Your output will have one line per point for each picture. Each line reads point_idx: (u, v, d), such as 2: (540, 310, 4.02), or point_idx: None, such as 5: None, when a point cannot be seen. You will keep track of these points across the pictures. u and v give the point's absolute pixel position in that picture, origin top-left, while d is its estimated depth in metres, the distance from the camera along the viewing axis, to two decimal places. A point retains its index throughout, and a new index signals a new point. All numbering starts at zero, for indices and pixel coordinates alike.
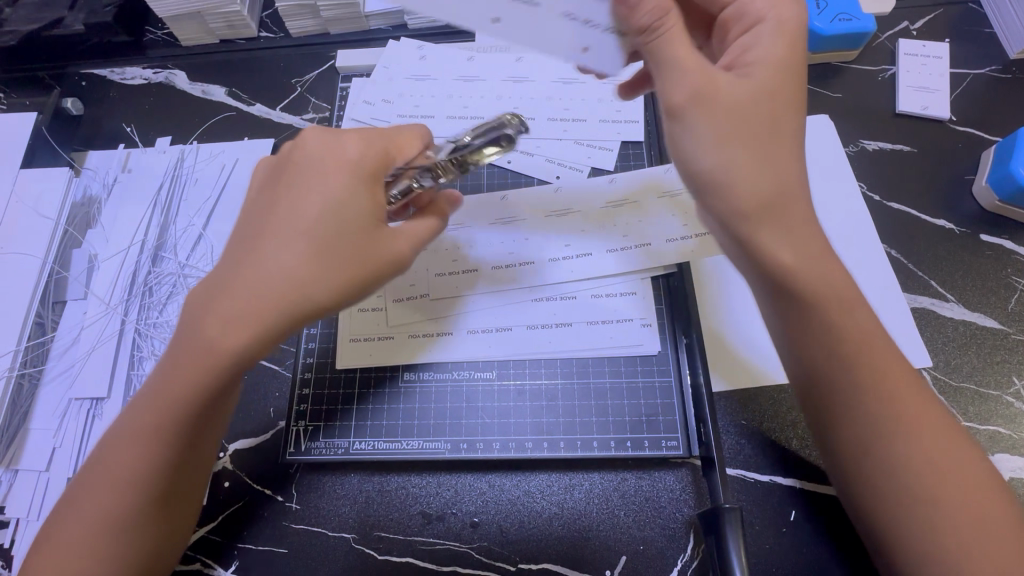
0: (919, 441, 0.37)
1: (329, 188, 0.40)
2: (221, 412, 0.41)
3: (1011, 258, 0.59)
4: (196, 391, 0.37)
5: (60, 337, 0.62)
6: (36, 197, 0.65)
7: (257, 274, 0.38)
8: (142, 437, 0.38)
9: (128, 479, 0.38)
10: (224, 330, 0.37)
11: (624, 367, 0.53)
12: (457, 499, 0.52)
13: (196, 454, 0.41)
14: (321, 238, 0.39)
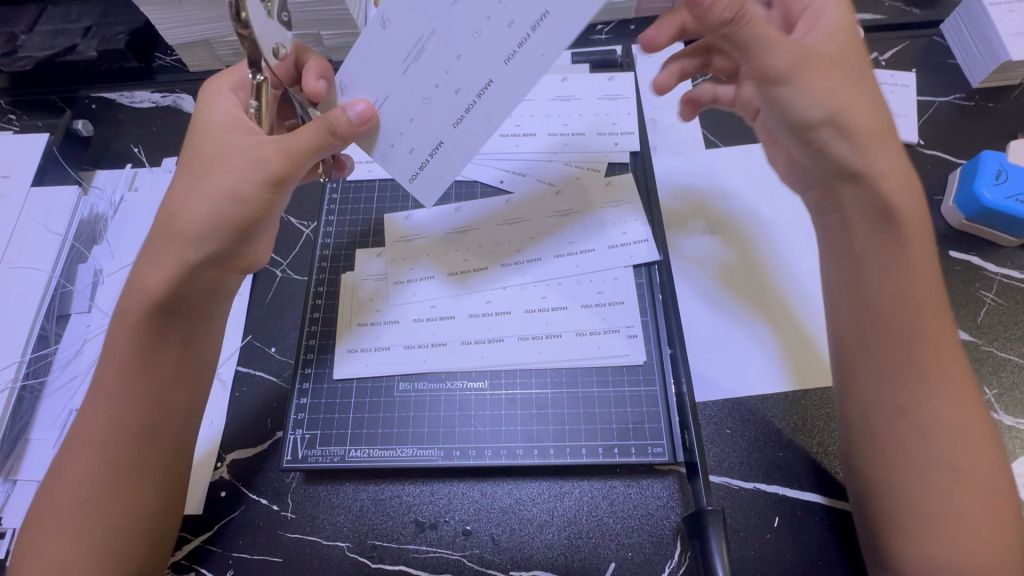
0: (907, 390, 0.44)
1: (230, 116, 0.50)
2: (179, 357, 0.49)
3: (979, 274, 0.62)
4: (143, 332, 0.47)
5: (63, 350, 0.63)
6: (45, 214, 0.67)
7: (176, 194, 0.48)
8: (115, 393, 0.47)
9: (100, 438, 0.46)
10: (148, 253, 0.48)
11: (612, 376, 0.55)
12: (450, 507, 0.53)
13: (168, 398, 0.48)
14: (209, 164, 0.47)
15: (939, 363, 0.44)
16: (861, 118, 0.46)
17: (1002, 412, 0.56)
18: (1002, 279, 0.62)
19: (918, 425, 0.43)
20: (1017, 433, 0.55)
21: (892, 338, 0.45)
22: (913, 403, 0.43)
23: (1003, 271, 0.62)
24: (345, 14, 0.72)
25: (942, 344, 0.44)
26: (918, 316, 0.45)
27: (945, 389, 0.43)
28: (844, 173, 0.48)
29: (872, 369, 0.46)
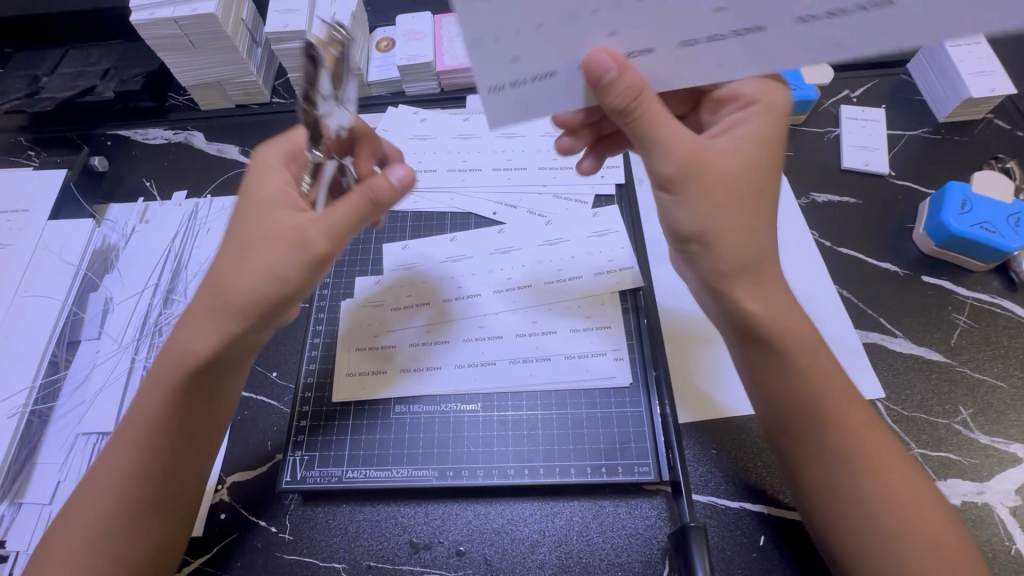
0: (838, 440, 0.45)
1: (278, 191, 0.50)
2: (199, 409, 0.51)
3: (951, 297, 0.65)
4: (163, 393, 0.49)
5: (72, 375, 0.65)
6: (60, 245, 0.71)
7: (224, 266, 0.49)
8: (134, 439, 0.49)
9: (120, 477, 0.48)
10: (189, 324, 0.49)
11: (599, 398, 0.57)
12: (443, 527, 0.54)
13: (192, 443, 0.51)
14: (256, 233, 0.48)
15: (862, 439, 0.45)
16: (725, 253, 0.45)
17: (977, 430, 0.58)
18: (974, 302, 0.65)
19: (855, 505, 0.44)
20: (993, 451, 0.57)
21: (815, 432, 0.46)
22: (841, 484, 0.45)
23: (974, 295, 0.65)
24: (348, 58, 0.78)
25: (862, 421, 0.46)
26: (834, 407, 0.46)
27: (874, 464, 0.45)
28: (741, 329, 0.48)
29: (800, 462, 0.47)
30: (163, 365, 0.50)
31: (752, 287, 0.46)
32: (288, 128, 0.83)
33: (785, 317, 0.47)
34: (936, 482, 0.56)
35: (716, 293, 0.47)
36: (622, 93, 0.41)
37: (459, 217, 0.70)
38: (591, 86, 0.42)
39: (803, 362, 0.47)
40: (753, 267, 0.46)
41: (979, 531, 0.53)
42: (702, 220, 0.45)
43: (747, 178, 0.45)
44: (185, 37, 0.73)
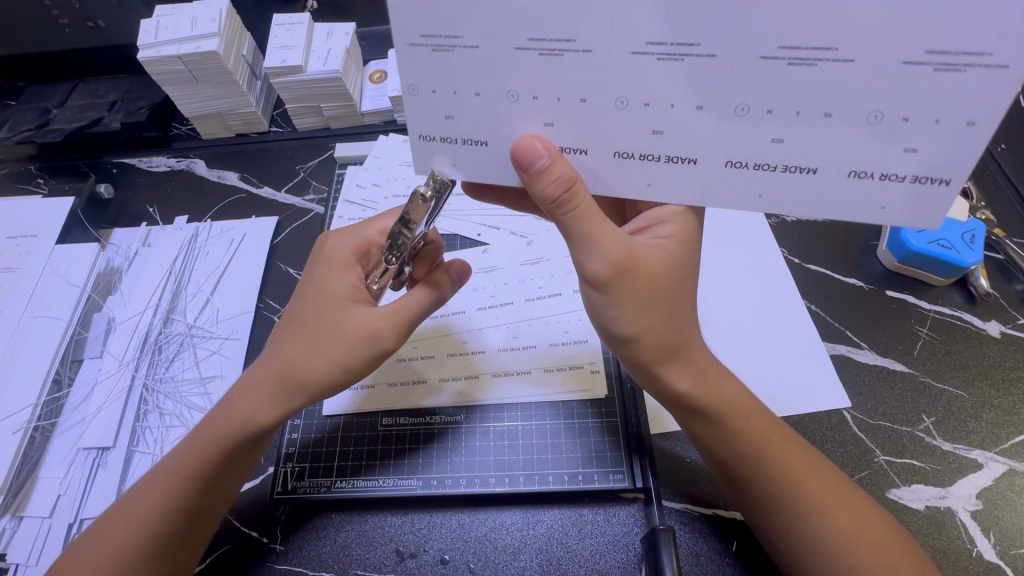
0: (783, 480, 0.48)
1: (351, 288, 0.55)
2: (235, 465, 0.53)
3: (913, 311, 0.69)
4: (208, 449, 0.52)
5: (74, 393, 0.68)
6: (66, 269, 0.75)
7: (291, 352, 0.52)
8: (166, 479, 0.51)
9: (147, 512, 0.50)
10: (247, 395, 0.53)
11: (577, 410, 0.60)
12: (429, 536, 0.56)
13: (220, 493, 0.53)
14: (326, 320, 0.53)
15: (807, 478, 0.48)
16: (654, 345, 0.47)
17: (940, 437, 0.61)
18: (935, 315, 0.68)
19: (808, 541, 0.47)
20: (955, 457, 0.59)
21: (763, 480, 0.49)
22: (792, 522, 0.48)
23: (935, 308, 0.69)
24: (342, 90, 0.82)
25: (804, 463, 0.49)
26: (776, 452, 0.49)
27: (820, 499, 0.48)
28: (674, 401, 0.50)
29: (753, 507, 0.50)
30: (212, 425, 0.53)
31: (678, 367, 0.49)
32: (285, 155, 0.88)
33: (711, 380, 0.50)
34: (900, 488, 0.58)
35: (651, 376, 0.49)
36: (553, 183, 0.40)
37: (445, 238, 0.74)
38: (523, 173, 0.41)
39: (737, 423, 0.49)
40: (678, 350, 0.48)
41: (942, 534, 0.56)
42: (631, 318, 0.46)
43: (668, 279, 0.46)
44: (188, 72, 0.78)
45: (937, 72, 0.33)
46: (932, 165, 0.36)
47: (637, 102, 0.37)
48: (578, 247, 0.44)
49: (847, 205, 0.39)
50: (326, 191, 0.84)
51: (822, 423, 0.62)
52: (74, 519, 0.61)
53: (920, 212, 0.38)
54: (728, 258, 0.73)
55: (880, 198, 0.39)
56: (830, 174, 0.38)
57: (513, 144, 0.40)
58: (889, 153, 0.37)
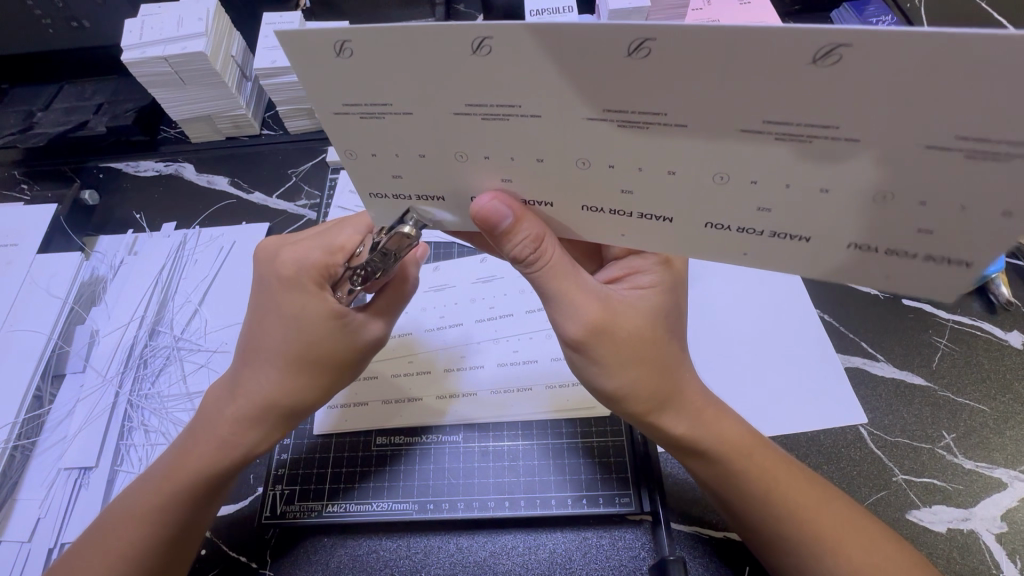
0: (793, 524, 0.46)
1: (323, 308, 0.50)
2: (213, 491, 0.51)
3: (931, 321, 0.66)
4: (187, 478, 0.50)
5: (55, 410, 0.65)
6: (47, 280, 0.72)
7: (266, 380, 0.51)
8: (143, 512, 0.49)
9: (126, 548, 0.48)
10: (231, 424, 0.51)
11: (581, 427, 0.58)
12: (425, 562, 0.54)
13: (203, 516, 0.51)
14: (309, 347, 0.50)
15: (819, 515, 0.46)
16: (642, 395, 0.47)
17: (961, 455, 0.58)
18: (954, 325, 0.65)
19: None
20: (978, 476, 0.57)
21: (775, 520, 0.47)
22: (812, 561, 0.45)
23: (954, 318, 0.66)
24: None
25: (816, 500, 0.47)
26: (782, 492, 0.47)
27: (834, 540, 0.45)
28: (673, 445, 0.49)
29: (766, 547, 0.48)
30: (186, 452, 0.51)
31: (673, 410, 0.48)
32: (277, 159, 0.85)
33: (707, 420, 0.49)
34: (920, 509, 0.55)
35: (647, 425, 0.48)
36: (517, 243, 0.41)
37: (442, 246, 0.71)
38: (483, 229, 0.40)
39: (736, 461, 0.48)
40: (668, 395, 0.47)
41: (965, 558, 0.53)
42: (613, 371, 0.46)
43: (647, 332, 0.46)
44: (175, 74, 0.75)
45: (970, 160, 0.28)
46: (946, 245, 0.32)
47: (601, 163, 0.35)
48: (551, 311, 0.46)
49: (848, 269, 0.37)
50: (318, 197, 0.81)
51: (837, 440, 0.59)
52: (54, 543, 0.58)
53: (933, 284, 0.35)
54: (737, 265, 0.70)
55: (886, 270, 0.36)
56: (825, 244, 0.36)
57: (472, 201, 0.40)
58: (900, 229, 0.33)
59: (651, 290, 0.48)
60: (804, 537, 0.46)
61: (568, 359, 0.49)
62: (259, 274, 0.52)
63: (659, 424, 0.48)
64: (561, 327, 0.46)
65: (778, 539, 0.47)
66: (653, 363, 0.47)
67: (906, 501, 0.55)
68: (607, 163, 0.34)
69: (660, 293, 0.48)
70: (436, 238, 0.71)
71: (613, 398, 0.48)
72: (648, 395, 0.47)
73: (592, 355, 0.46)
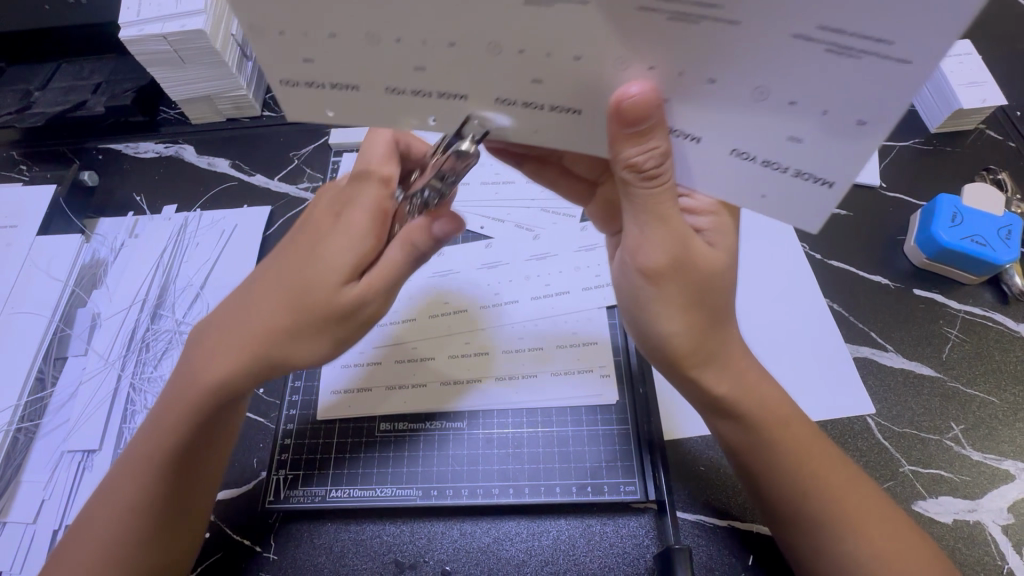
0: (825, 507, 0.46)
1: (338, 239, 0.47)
2: (201, 443, 0.49)
3: (943, 311, 0.65)
4: (177, 430, 0.48)
5: (58, 393, 0.65)
6: (48, 262, 0.71)
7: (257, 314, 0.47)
8: (140, 477, 0.48)
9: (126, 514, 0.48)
10: (212, 368, 0.47)
11: (586, 415, 0.57)
12: (429, 547, 0.54)
13: (196, 480, 0.50)
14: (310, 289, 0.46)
15: (845, 497, 0.46)
16: (685, 345, 0.45)
17: (970, 447, 0.57)
18: (965, 315, 0.64)
19: (841, 555, 0.45)
20: (985, 468, 0.56)
21: (800, 501, 0.47)
22: (827, 532, 0.46)
23: (965, 308, 0.65)
24: None
25: (844, 476, 0.48)
26: (812, 466, 0.47)
27: (861, 518, 0.46)
28: (711, 406, 0.49)
29: (785, 531, 0.48)
30: (170, 404, 0.49)
31: (713, 368, 0.47)
32: (279, 141, 0.83)
33: (746, 380, 0.48)
34: (927, 500, 0.55)
35: (688, 382, 0.48)
36: (643, 151, 0.37)
37: None
38: (612, 128, 0.36)
39: (762, 411, 0.48)
40: (710, 352, 0.46)
41: (971, 549, 0.53)
42: (680, 312, 0.44)
43: (723, 280, 0.44)
44: (173, 53, 0.73)
45: (829, 54, 0.29)
46: (809, 159, 0.34)
47: (514, 49, 0.33)
48: (632, 240, 0.43)
49: (724, 176, 0.38)
50: (320, 180, 0.80)
51: (844, 430, 0.59)
52: (59, 525, 0.58)
53: (793, 210, 0.37)
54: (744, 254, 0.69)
55: (760, 185, 0.37)
56: (716, 146, 0.36)
57: (611, 95, 0.35)
58: (773, 138, 0.34)
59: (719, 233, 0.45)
60: (841, 528, 0.45)
61: (630, 295, 0.46)
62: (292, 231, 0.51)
63: (698, 375, 0.47)
64: (640, 256, 0.43)
65: (810, 523, 0.46)
66: (713, 309, 0.45)
67: (912, 492, 0.55)
68: (520, 49, 0.33)
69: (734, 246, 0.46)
70: None
71: (664, 344, 0.46)
72: (690, 343, 0.45)
73: (661, 291, 0.44)
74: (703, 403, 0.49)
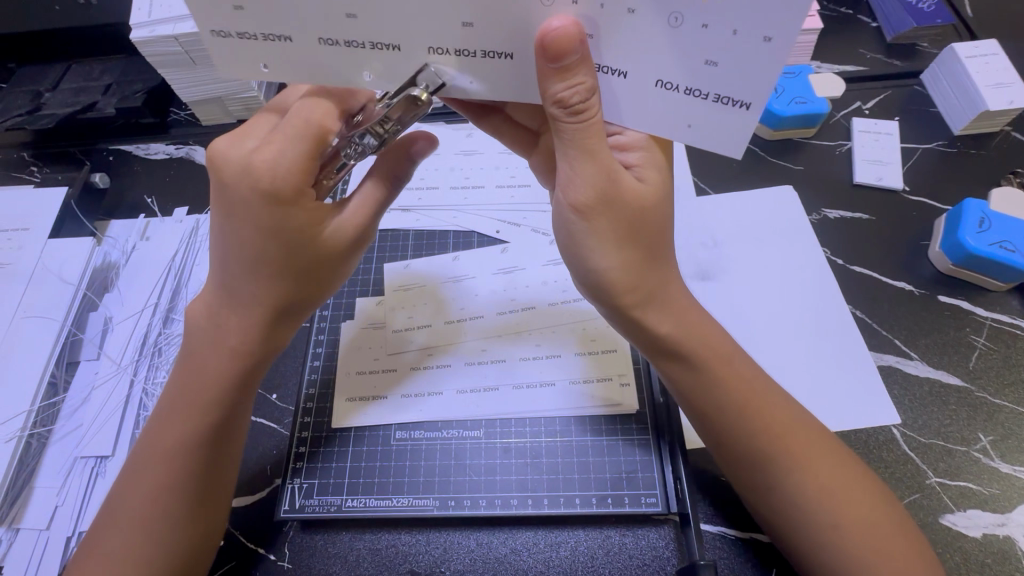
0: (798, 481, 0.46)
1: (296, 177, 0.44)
2: (221, 425, 0.50)
3: (969, 318, 0.63)
4: (196, 407, 0.50)
5: (70, 397, 0.65)
6: (59, 264, 0.70)
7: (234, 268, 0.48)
8: (159, 464, 0.48)
9: (145, 510, 0.47)
10: (239, 335, 0.50)
11: (606, 425, 0.56)
12: (446, 557, 0.53)
13: (218, 474, 0.50)
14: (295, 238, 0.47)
15: (816, 459, 0.46)
16: (621, 283, 0.46)
17: (998, 459, 0.56)
18: (992, 323, 0.63)
19: (795, 503, 0.46)
20: (1014, 480, 0.55)
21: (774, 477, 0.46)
22: (781, 480, 0.46)
23: (992, 315, 0.63)
24: None
25: (798, 421, 0.48)
26: (761, 408, 0.48)
27: (811, 458, 0.46)
28: (655, 348, 0.49)
29: (757, 501, 0.48)
30: (187, 387, 0.50)
31: (656, 309, 0.47)
32: None
33: (685, 318, 0.48)
34: (955, 513, 0.54)
35: (632, 323, 0.48)
36: (571, 90, 0.38)
37: (461, 234, 0.69)
38: (539, 64, 0.37)
39: (702, 345, 0.48)
40: (651, 293, 0.47)
41: (1001, 565, 0.51)
42: (613, 248, 0.45)
43: (651, 217, 0.45)
44: (185, 53, 0.72)
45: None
46: (723, 83, 0.37)
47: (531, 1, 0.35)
48: (561, 175, 0.44)
49: (655, 111, 0.40)
50: None
51: (869, 441, 0.57)
52: (73, 532, 0.58)
53: (717, 137, 0.40)
54: (764, 259, 0.68)
55: (685, 114, 0.40)
56: (640, 78, 0.39)
57: (535, 31, 0.37)
58: (690, 67, 0.37)
59: (643, 168, 0.46)
60: (844, 529, 0.45)
61: (561, 229, 0.46)
62: (224, 186, 0.45)
63: (634, 315, 0.47)
64: (567, 194, 0.44)
65: (787, 505, 0.46)
66: (646, 248, 0.46)
67: (940, 505, 0.54)
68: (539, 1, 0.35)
69: (661, 182, 0.46)
70: (456, 226, 0.69)
71: (599, 281, 0.46)
72: (625, 279, 0.46)
73: (592, 225, 0.44)
74: (648, 345, 0.49)
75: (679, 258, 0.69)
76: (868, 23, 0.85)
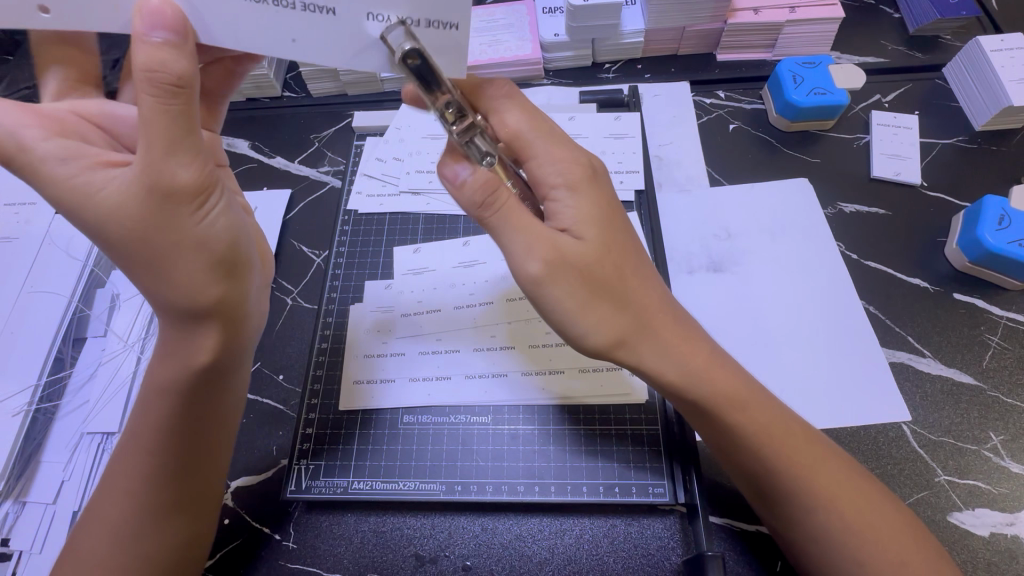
0: (835, 512, 0.45)
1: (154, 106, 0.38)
2: (180, 416, 0.46)
3: (984, 317, 0.63)
4: (162, 386, 0.46)
5: (77, 373, 0.64)
6: (66, 240, 0.70)
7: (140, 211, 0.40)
8: (137, 453, 0.46)
9: (121, 509, 0.46)
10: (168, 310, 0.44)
11: (614, 413, 0.56)
12: (451, 541, 0.53)
13: (196, 456, 0.48)
14: (160, 170, 0.39)
15: (843, 491, 0.45)
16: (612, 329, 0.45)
17: (1009, 459, 0.55)
18: (1007, 322, 0.62)
19: (820, 538, 0.45)
20: None
21: (803, 510, 0.46)
22: (808, 509, 0.45)
23: (1008, 314, 0.63)
24: None
25: (813, 450, 0.47)
26: (775, 441, 0.47)
27: (822, 493, 0.45)
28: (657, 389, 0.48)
29: (795, 542, 0.47)
30: (162, 369, 0.46)
31: (651, 348, 0.47)
32: (302, 123, 0.79)
33: (684, 356, 0.47)
34: (963, 512, 0.53)
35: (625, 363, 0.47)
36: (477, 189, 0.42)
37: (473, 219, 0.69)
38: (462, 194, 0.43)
39: (710, 383, 0.47)
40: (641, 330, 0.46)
41: (1008, 563, 0.51)
42: (574, 301, 0.44)
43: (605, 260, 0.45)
44: None
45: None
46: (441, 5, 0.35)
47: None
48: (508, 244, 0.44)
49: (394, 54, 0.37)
50: (343, 164, 0.75)
51: (878, 437, 0.57)
52: (79, 507, 0.58)
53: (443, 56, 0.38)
54: (778, 253, 0.67)
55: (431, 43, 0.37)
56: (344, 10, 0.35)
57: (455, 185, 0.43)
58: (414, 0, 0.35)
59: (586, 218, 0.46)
60: (857, 539, 0.44)
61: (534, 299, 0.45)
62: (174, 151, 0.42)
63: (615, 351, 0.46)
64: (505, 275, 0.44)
65: (818, 533, 0.45)
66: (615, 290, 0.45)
67: (947, 504, 0.54)
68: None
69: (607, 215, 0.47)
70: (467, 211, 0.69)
71: (580, 335, 0.46)
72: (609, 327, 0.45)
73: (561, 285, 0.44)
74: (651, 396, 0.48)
75: (691, 249, 0.68)
76: (890, 14, 0.84)
